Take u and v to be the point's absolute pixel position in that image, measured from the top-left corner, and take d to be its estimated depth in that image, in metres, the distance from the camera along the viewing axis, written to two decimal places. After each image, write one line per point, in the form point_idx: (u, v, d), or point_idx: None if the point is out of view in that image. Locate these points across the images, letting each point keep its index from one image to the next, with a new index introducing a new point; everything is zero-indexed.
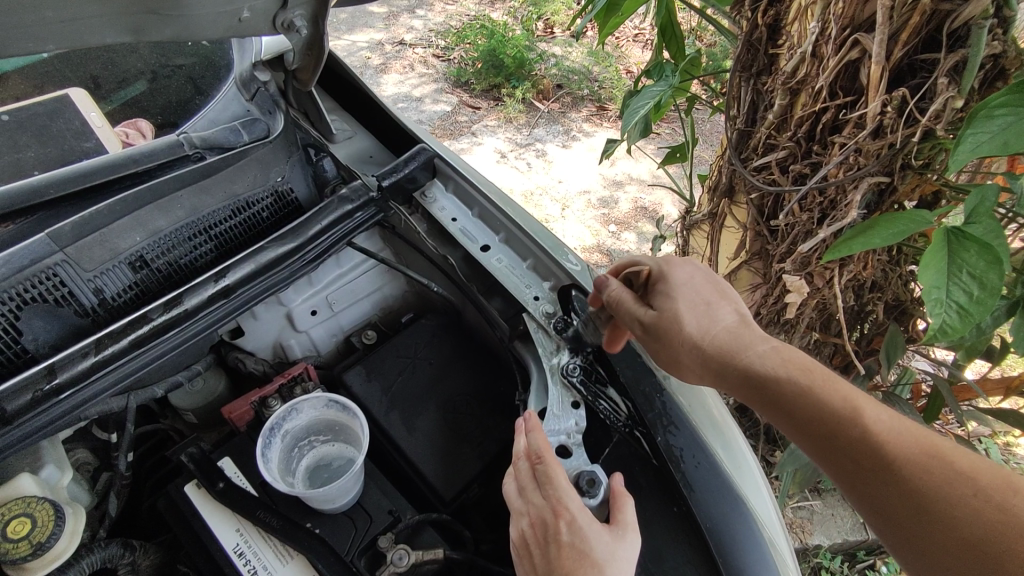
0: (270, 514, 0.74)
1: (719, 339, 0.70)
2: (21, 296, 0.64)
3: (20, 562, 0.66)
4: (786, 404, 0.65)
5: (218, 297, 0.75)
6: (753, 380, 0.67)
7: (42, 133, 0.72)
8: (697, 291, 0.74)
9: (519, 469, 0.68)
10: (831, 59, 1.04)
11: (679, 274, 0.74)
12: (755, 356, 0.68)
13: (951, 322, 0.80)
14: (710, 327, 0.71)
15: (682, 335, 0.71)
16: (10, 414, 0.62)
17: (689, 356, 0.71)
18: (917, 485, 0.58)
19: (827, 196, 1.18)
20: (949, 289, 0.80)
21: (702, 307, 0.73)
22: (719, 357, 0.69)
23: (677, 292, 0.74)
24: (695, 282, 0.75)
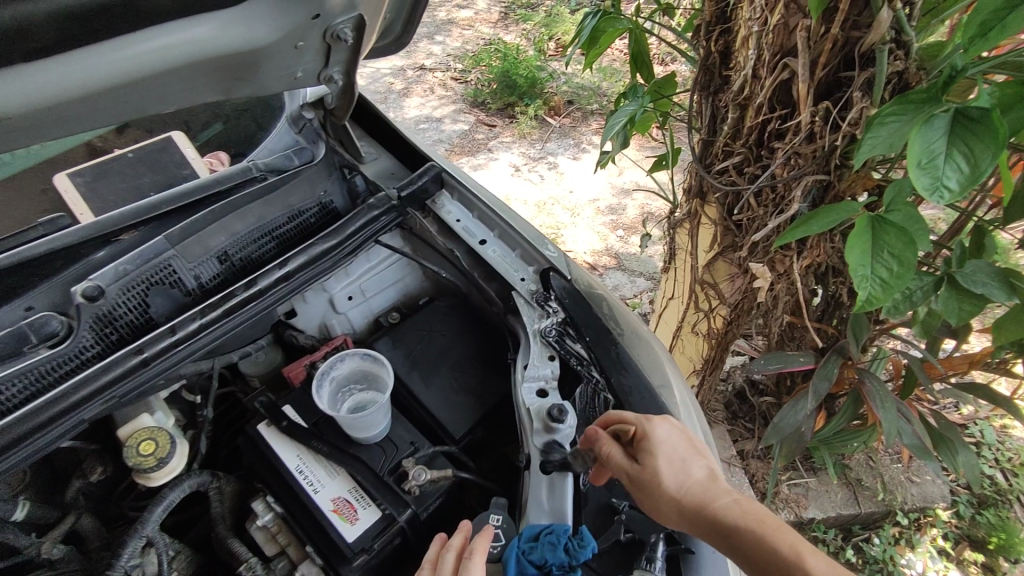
0: (321, 443, 0.99)
1: (694, 493, 0.76)
2: (149, 280, 0.91)
3: (147, 471, 0.93)
4: (750, 558, 0.69)
5: (281, 280, 0.99)
6: (719, 530, 0.72)
7: (154, 164, 0.99)
8: (676, 447, 0.81)
9: (448, 560, 0.76)
10: (768, 78, 1.25)
11: (659, 427, 0.82)
12: (723, 508, 0.74)
13: (876, 294, 1.02)
14: (684, 484, 0.77)
15: (660, 487, 0.77)
16: (147, 358, 0.87)
17: (669, 506, 0.77)
18: None
19: (778, 191, 1.38)
20: (874, 266, 1.03)
21: (679, 461, 0.79)
22: (692, 509, 0.75)
23: (657, 448, 0.80)
24: (677, 438, 0.81)
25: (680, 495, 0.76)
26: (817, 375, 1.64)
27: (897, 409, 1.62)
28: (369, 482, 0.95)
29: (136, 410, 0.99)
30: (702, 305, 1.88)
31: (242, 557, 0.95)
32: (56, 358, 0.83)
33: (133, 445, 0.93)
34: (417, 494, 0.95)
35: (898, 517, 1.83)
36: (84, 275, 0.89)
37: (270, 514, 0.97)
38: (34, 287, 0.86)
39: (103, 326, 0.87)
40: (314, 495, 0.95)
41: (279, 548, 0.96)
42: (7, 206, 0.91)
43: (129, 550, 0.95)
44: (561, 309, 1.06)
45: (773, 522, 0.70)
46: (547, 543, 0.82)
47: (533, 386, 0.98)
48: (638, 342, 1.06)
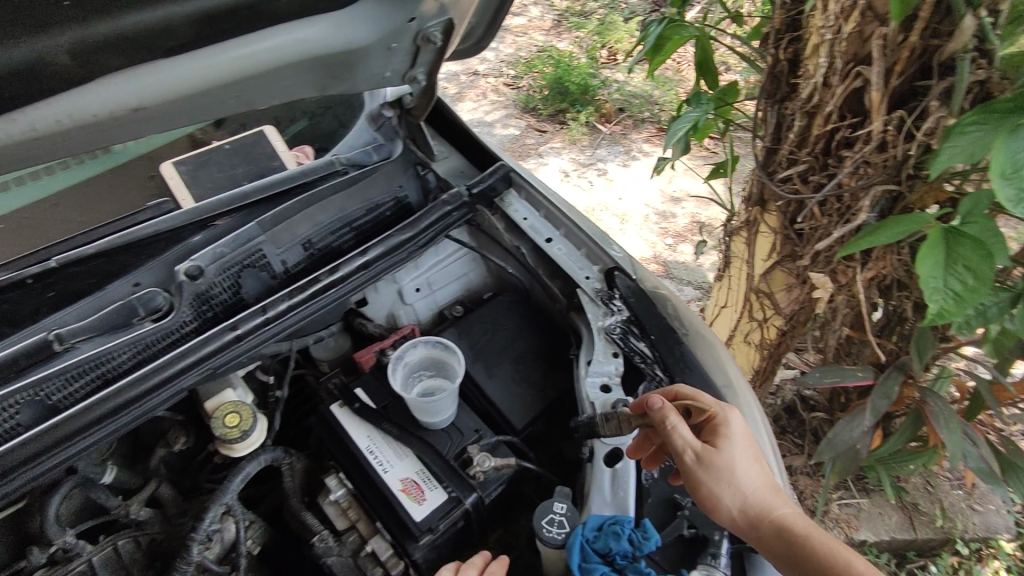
0: (392, 425, 1.03)
1: (759, 497, 0.78)
2: (242, 263, 0.97)
3: (230, 441, 0.99)
4: (804, 566, 0.73)
5: (361, 268, 1.04)
6: (783, 534, 0.75)
7: (249, 155, 1.06)
8: (747, 441, 0.82)
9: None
10: (839, 86, 1.24)
11: (741, 420, 0.82)
12: (786, 516, 0.76)
13: (949, 306, 1.00)
14: (751, 487, 0.78)
15: (731, 477, 0.78)
16: (241, 334, 0.93)
17: (731, 496, 0.78)
18: None
19: (844, 201, 1.37)
20: (946, 278, 1.01)
21: (750, 456, 0.80)
22: (759, 515, 0.77)
23: (736, 439, 0.81)
24: (750, 437, 0.81)
25: (747, 498, 0.78)
26: (877, 393, 1.61)
27: (962, 431, 1.57)
28: (436, 465, 0.99)
29: (219, 385, 1.04)
30: (756, 314, 1.86)
31: (314, 529, 1.00)
32: (159, 330, 0.90)
33: (218, 417, 1.00)
34: (481, 480, 0.99)
35: (957, 545, 1.77)
36: (185, 256, 0.95)
37: (343, 490, 1.01)
38: (142, 264, 0.93)
39: (201, 304, 0.94)
40: (384, 475, 0.99)
41: (349, 522, 1.00)
42: (118, 191, 0.99)
43: (210, 516, 1.00)
44: (626, 308, 1.08)
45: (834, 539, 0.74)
46: (611, 532, 0.85)
47: (597, 381, 1.01)
48: (702, 342, 1.06)
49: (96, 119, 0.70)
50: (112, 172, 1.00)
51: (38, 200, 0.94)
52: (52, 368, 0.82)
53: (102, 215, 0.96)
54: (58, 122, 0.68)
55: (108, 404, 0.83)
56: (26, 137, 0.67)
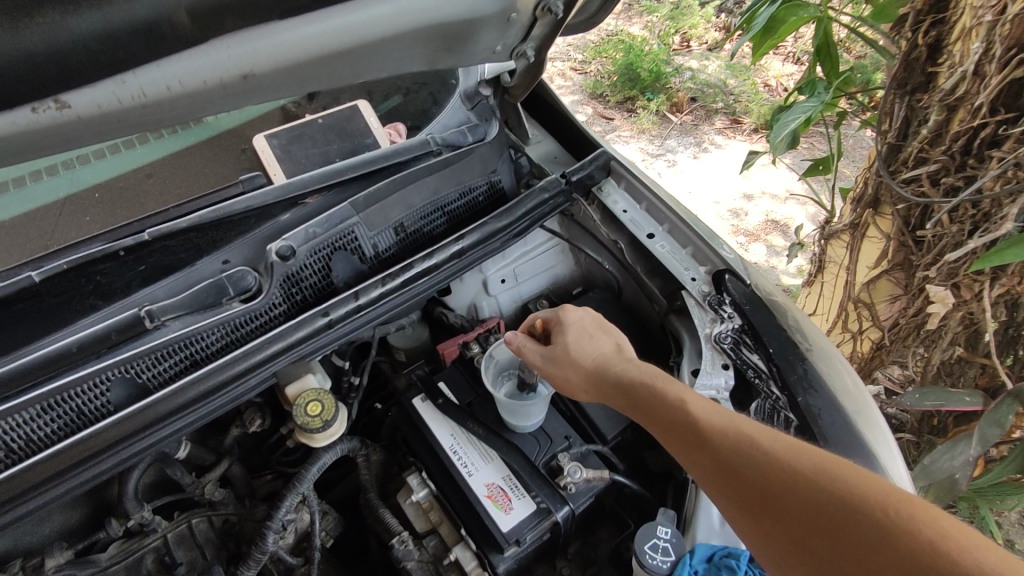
0: (477, 425, 0.97)
1: (594, 364, 0.85)
2: (334, 245, 0.92)
3: (312, 432, 0.95)
4: (642, 406, 0.76)
5: (455, 256, 0.98)
6: (618, 383, 0.80)
7: (342, 132, 1.00)
8: (586, 326, 0.91)
9: None
10: (994, 77, 1.10)
11: (571, 314, 0.91)
12: (623, 369, 0.82)
13: None
14: (596, 357, 0.85)
15: (568, 355, 0.87)
16: (332, 321, 0.88)
17: (575, 372, 0.86)
18: (735, 463, 0.65)
19: (981, 208, 1.22)
20: None
21: (587, 336, 0.89)
22: (601, 380, 0.83)
23: (568, 327, 0.90)
24: (579, 322, 0.90)
25: (585, 367, 0.85)
26: (986, 420, 1.42)
27: None
28: (526, 472, 0.92)
29: (299, 369, 0.99)
30: (850, 325, 1.72)
31: (393, 528, 0.95)
32: (248, 312, 0.86)
33: (301, 404, 0.95)
34: (572, 491, 0.92)
35: None
36: (276, 235, 0.91)
37: (424, 490, 0.96)
38: (232, 242, 0.89)
39: (291, 286, 0.90)
40: (469, 478, 0.93)
41: (429, 525, 0.95)
42: (211, 163, 0.95)
43: (286, 505, 0.96)
44: (737, 315, 0.99)
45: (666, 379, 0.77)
46: (723, 565, 0.78)
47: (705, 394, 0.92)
48: (827, 359, 0.95)
49: (206, 85, 0.66)
50: (205, 144, 0.96)
51: (132, 169, 0.92)
52: (143, 346, 0.78)
53: (195, 187, 0.93)
54: (169, 88, 0.64)
55: (198, 388, 0.79)
56: (136, 102, 0.64)
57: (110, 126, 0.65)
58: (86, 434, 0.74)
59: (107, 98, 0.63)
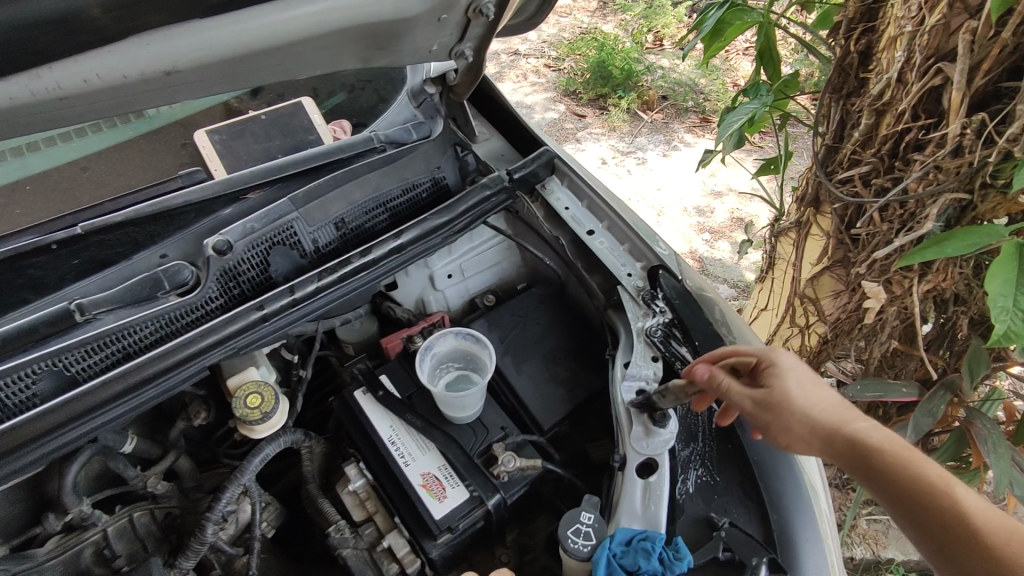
0: (415, 417, 1.00)
1: (832, 420, 0.72)
2: (273, 240, 0.94)
3: (251, 424, 0.97)
4: (900, 486, 0.65)
5: (394, 252, 1.00)
6: (860, 447, 0.68)
7: (284, 128, 1.01)
8: (804, 375, 0.76)
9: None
10: (915, 84, 1.15)
11: (787, 357, 0.77)
12: (862, 433, 0.69)
13: (1016, 327, 0.98)
14: (823, 408, 0.72)
15: (794, 408, 0.73)
16: (267, 314, 0.90)
17: (801, 427, 0.72)
18: (997, 555, 0.59)
19: (908, 208, 1.28)
20: (1016, 296, 1.00)
21: (811, 387, 0.75)
22: (836, 440, 0.70)
23: (788, 374, 0.76)
24: (805, 366, 0.77)
25: (818, 425, 0.71)
26: (920, 409, 1.51)
27: (1011, 457, 1.48)
28: (460, 463, 0.95)
29: (243, 362, 1.02)
30: (798, 321, 1.78)
31: (331, 517, 0.97)
32: (184, 306, 0.87)
33: (241, 396, 0.97)
34: (505, 479, 0.95)
35: None
36: (214, 230, 0.92)
37: (362, 480, 0.98)
38: (169, 236, 0.91)
39: (228, 280, 0.91)
40: (404, 468, 0.95)
41: (366, 514, 0.97)
42: (150, 157, 0.96)
43: (227, 496, 0.97)
44: (668, 309, 1.02)
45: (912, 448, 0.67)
46: (640, 549, 0.80)
47: (632, 385, 0.96)
48: None
49: (127, 79, 0.67)
50: (144, 138, 0.97)
51: (69, 162, 0.92)
52: (73, 339, 0.79)
53: (133, 181, 0.94)
54: (87, 82, 0.65)
55: (129, 380, 0.81)
56: (53, 95, 0.65)
57: (28, 119, 0.66)
58: (10, 426, 0.74)
59: (21, 91, 0.63)
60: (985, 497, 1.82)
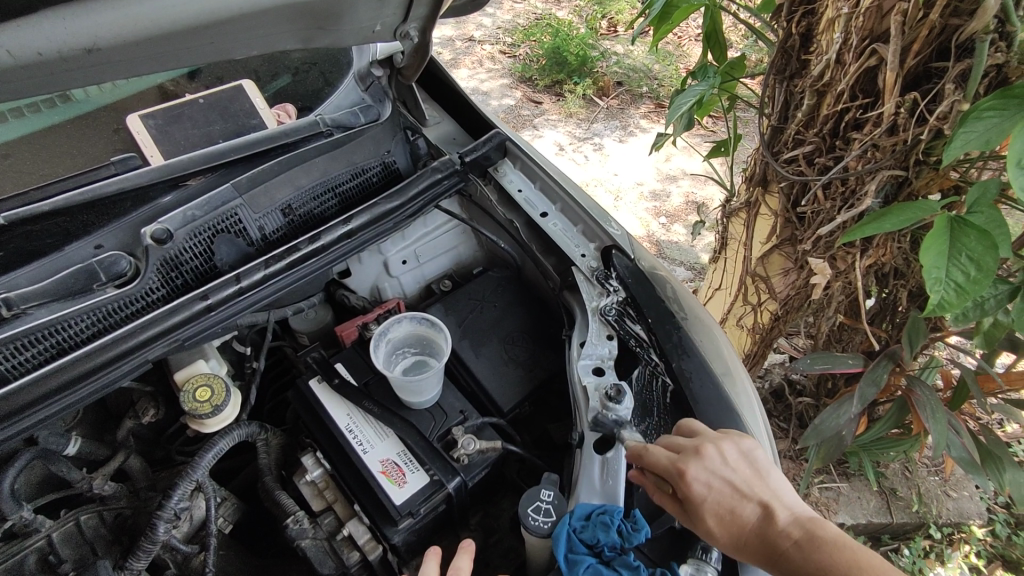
0: (372, 404, 0.98)
1: (753, 545, 0.73)
2: (216, 228, 0.91)
3: (201, 418, 0.94)
4: None
5: (345, 237, 0.99)
6: (786, 574, 0.70)
7: (224, 112, 0.98)
8: (721, 496, 0.74)
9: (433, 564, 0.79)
10: (852, 64, 1.19)
11: (698, 485, 0.74)
12: (787, 555, 0.71)
13: (949, 298, 1.04)
14: (743, 537, 0.73)
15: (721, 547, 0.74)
16: (211, 305, 0.87)
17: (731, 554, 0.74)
18: None
19: (849, 185, 1.33)
20: (949, 269, 1.04)
21: (729, 515, 0.73)
22: (760, 561, 0.73)
23: (704, 510, 0.74)
24: (720, 483, 0.75)
25: (746, 548, 0.73)
26: (865, 379, 1.58)
27: (948, 421, 1.56)
28: (419, 447, 0.95)
29: (191, 356, 0.99)
30: (751, 299, 1.83)
31: (289, 509, 0.95)
32: (123, 297, 0.84)
33: (189, 389, 0.94)
34: (466, 463, 0.95)
35: (931, 531, 1.82)
36: (152, 218, 0.89)
37: (320, 469, 0.96)
38: (105, 226, 0.87)
39: (169, 270, 0.88)
40: (363, 455, 0.94)
41: (325, 504, 0.96)
42: (80, 144, 0.92)
43: (179, 494, 0.94)
44: (622, 288, 1.04)
45: (833, 557, 0.69)
46: (599, 522, 0.81)
47: (588, 365, 0.96)
48: (701, 328, 1.02)
49: (41, 57, 0.64)
50: (72, 123, 0.92)
51: None
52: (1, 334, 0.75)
53: (62, 169, 0.89)
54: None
55: (64, 376, 0.78)
56: None
57: None
58: None
59: None
60: (925, 460, 1.92)
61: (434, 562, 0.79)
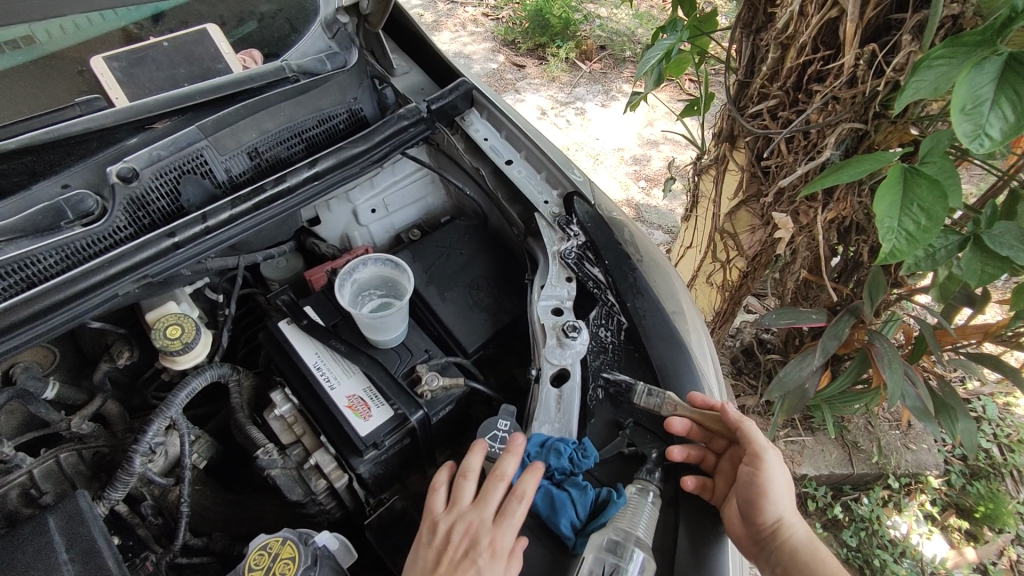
0: (340, 342, 1.02)
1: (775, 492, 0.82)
2: (181, 169, 0.93)
3: (173, 355, 0.97)
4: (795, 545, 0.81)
5: (312, 179, 1.02)
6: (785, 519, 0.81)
7: (189, 56, 0.98)
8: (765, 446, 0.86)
9: (474, 465, 0.81)
10: (814, 16, 1.22)
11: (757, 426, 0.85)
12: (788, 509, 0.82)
13: (901, 246, 1.06)
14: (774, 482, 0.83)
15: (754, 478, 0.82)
16: (179, 242, 0.91)
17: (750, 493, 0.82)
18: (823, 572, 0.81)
19: (810, 139, 1.37)
20: (902, 219, 1.06)
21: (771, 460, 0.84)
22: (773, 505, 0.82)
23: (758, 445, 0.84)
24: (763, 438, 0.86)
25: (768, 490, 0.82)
26: (828, 333, 1.63)
27: (904, 372, 1.62)
28: (385, 383, 0.99)
29: (162, 299, 1.03)
30: (720, 256, 1.87)
31: (260, 442, 0.99)
32: (90, 235, 0.86)
33: (160, 328, 0.98)
34: (430, 398, 0.99)
35: (889, 481, 1.89)
36: (118, 158, 0.90)
37: (288, 405, 1.00)
38: (70, 166, 0.88)
39: (136, 209, 0.90)
40: (330, 391, 0.98)
41: (294, 437, 1.00)
42: (42, 85, 0.93)
43: (154, 429, 0.97)
44: (582, 233, 1.08)
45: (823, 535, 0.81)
46: (552, 449, 0.85)
47: (547, 305, 1.00)
48: (654, 269, 1.07)
49: None
50: (35, 64, 0.93)
51: None
52: None
53: (26, 109, 0.91)
54: None
55: (35, 306, 0.81)
56: None
57: None
58: None
59: None
60: (885, 413, 2.00)
61: (477, 457, 0.82)
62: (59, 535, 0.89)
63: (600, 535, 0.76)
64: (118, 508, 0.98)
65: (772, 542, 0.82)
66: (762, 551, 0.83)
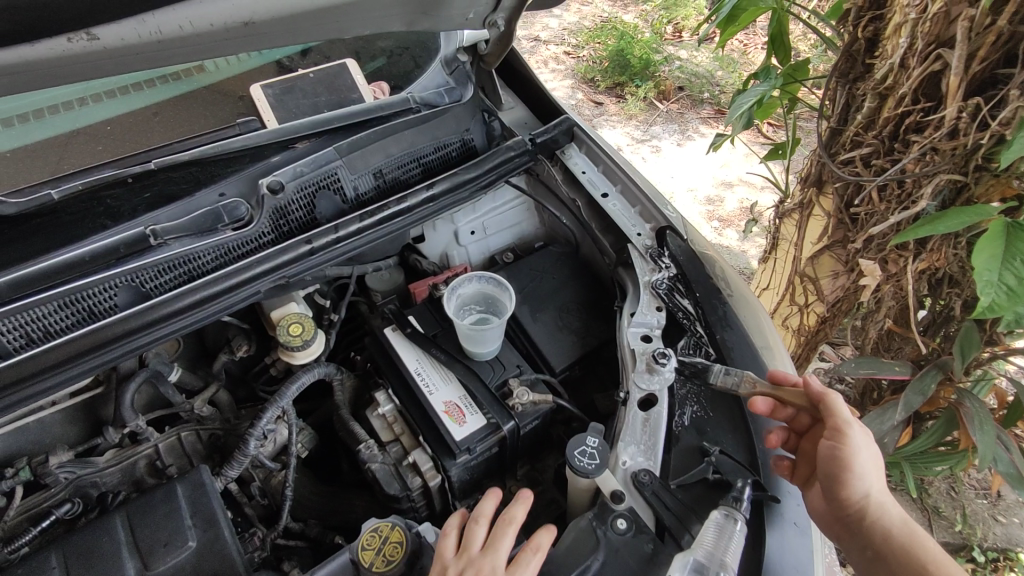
0: (440, 352, 1.10)
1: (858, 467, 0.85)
2: (319, 184, 1.04)
3: (293, 350, 1.08)
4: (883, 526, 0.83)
5: (428, 200, 1.12)
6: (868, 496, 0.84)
7: (331, 86, 1.11)
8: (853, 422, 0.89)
9: None
10: (916, 69, 1.24)
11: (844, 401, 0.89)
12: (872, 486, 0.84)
13: (1000, 301, 1.03)
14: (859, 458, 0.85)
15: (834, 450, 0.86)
16: (314, 248, 1.02)
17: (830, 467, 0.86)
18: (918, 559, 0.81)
19: (905, 188, 1.37)
20: (1002, 272, 1.05)
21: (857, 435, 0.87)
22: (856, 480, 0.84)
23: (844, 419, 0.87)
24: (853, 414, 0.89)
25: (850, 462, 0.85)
26: (912, 388, 1.57)
27: (995, 435, 1.54)
28: (481, 393, 1.05)
29: (284, 298, 1.13)
30: (798, 299, 1.86)
31: (361, 437, 1.08)
32: (240, 238, 0.98)
33: (284, 325, 1.09)
34: (520, 411, 1.05)
35: (975, 554, 1.78)
36: (266, 173, 1.03)
37: (390, 405, 1.08)
38: (227, 177, 1.01)
39: (279, 217, 1.02)
40: (429, 395, 1.05)
41: (393, 435, 1.07)
42: (210, 107, 1.07)
43: (268, 416, 1.06)
44: (674, 265, 1.12)
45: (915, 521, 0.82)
46: None
47: (637, 332, 1.05)
48: (743, 305, 1.11)
49: (213, 28, 0.79)
50: (206, 90, 1.07)
51: (139, 109, 1.03)
52: (147, 260, 0.91)
53: (195, 127, 1.05)
54: (180, 28, 0.77)
55: (194, 296, 0.93)
56: (152, 38, 0.77)
57: (129, 59, 0.78)
58: (95, 327, 0.87)
59: (128, 33, 0.76)
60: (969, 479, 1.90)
61: None
62: (185, 502, 0.99)
63: (686, 555, 0.79)
64: (233, 485, 1.09)
65: (855, 519, 0.85)
66: (844, 526, 0.86)
